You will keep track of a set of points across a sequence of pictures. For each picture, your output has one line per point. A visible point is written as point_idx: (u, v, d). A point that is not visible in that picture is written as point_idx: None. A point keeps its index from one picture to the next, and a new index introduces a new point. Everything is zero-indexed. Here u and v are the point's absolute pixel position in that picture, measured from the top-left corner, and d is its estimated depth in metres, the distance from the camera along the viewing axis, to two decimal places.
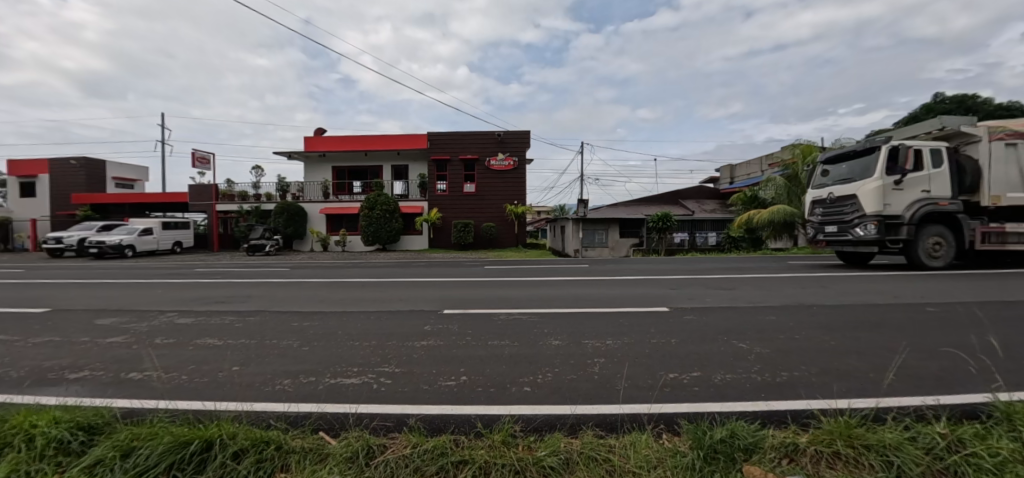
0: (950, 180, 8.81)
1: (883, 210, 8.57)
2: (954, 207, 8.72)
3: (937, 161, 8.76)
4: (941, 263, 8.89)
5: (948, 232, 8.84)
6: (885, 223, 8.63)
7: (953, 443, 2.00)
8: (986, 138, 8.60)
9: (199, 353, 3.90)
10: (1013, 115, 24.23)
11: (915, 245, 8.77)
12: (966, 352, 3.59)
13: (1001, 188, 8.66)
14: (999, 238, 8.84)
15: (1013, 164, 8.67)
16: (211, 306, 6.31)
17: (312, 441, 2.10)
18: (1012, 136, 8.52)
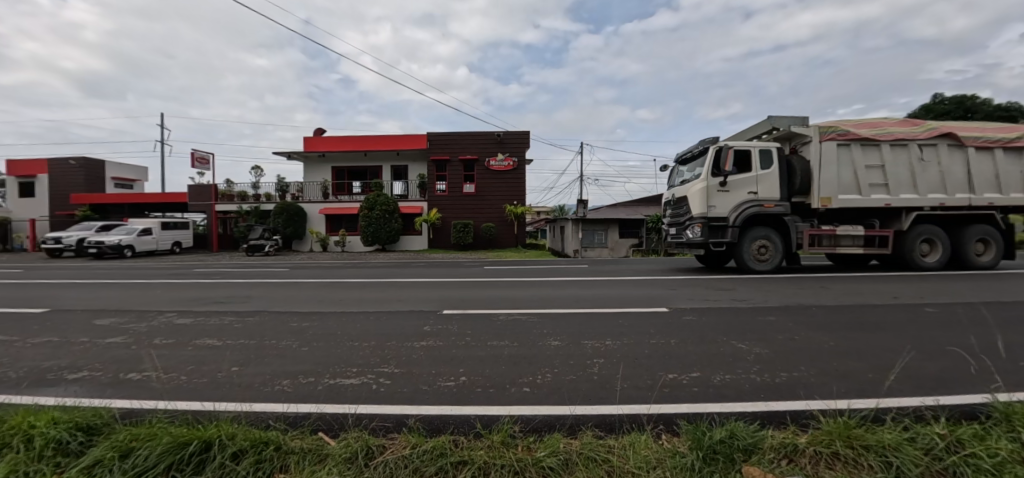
0: (780, 182, 9.02)
1: (706, 212, 8.86)
2: (780, 208, 8.93)
3: (767, 162, 8.97)
4: (766, 266, 9.04)
5: (774, 234, 9.01)
6: (710, 225, 8.90)
7: (952, 444, 2.00)
8: (817, 138, 8.75)
9: (199, 353, 3.89)
10: (1011, 116, 24.39)
11: (742, 247, 8.94)
12: (967, 352, 3.61)
13: (830, 191, 8.82)
14: (830, 241, 9.05)
15: (844, 165, 8.84)
16: (210, 306, 6.33)
17: (311, 442, 2.10)
18: (842, 137, 8.68)
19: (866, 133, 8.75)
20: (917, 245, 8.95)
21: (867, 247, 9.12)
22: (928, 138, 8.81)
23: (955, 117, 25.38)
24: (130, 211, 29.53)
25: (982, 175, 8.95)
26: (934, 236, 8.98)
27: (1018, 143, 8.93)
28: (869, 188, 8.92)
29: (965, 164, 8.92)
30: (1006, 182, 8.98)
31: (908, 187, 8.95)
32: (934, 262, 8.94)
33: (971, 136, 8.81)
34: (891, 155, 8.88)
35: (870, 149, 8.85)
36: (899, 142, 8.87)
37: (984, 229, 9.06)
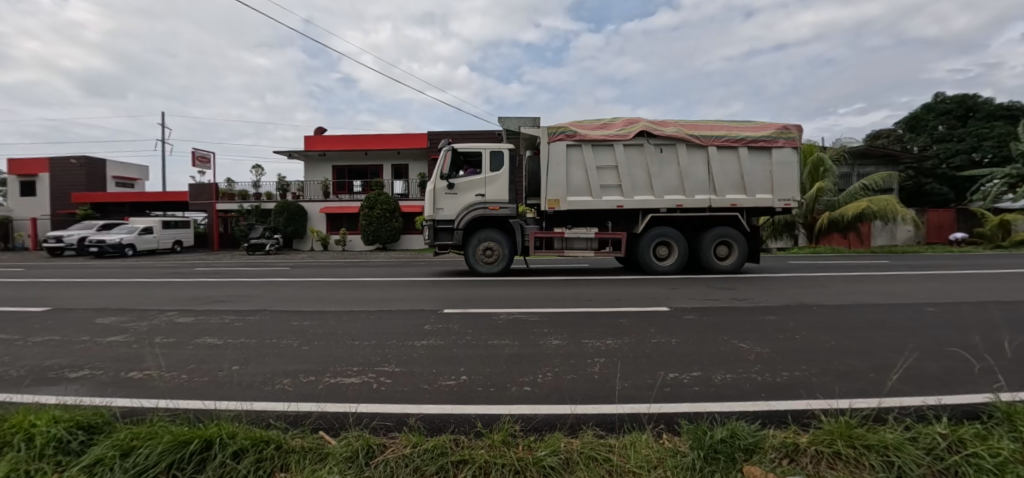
0: (510, 185, 9.43)
1: (434, 215, 9.39)
2: (506, 211, 9.33)
3: (497, 165, 9.40)
4: (492, 268, 9.38)
5: (500, 236, 9.36)
6: (437, 227, 9.42)
7: (953, 444, 2.00)
8: (547, 138, 9.09)
9: (199, 352, 3.89)
10: (1013, 115, 24.36)
11: (468, 249, 9.35)
12: (971, 352, 3.60)
13: (558, 193, 9.21)
14: (562, 243, 9.53)
15: (576, 166, 9.23)
16: (211, 305, 6.30)
17: (310, 442, 2.10)
18: (571, 138, 9.07)
19: (597, 134, 9.13)
20: (652, 247, 9.33)
21: (601, 249, 9.52)
22: (666, 138, 9.11)
23: (956, 116, 25.43)
24: (132, 210, 29.58)
25: (722, 175, 9.27)
26: (669, 238, 9.33)
27: (765, 143, 9.21)
28: (602, 189, 9.29)
29: (704, 164, 9.24)
30: (750, 183, 9.26)
31: (645, 189, 9.31)
32: (668, 264, 9.30)
33: (710, 136, 9.14)
34: (625, 156, 9.20)
35: (601, 150, 9.19)
36: (634, 142, 9.16)
37: (723, 232, 9.35)
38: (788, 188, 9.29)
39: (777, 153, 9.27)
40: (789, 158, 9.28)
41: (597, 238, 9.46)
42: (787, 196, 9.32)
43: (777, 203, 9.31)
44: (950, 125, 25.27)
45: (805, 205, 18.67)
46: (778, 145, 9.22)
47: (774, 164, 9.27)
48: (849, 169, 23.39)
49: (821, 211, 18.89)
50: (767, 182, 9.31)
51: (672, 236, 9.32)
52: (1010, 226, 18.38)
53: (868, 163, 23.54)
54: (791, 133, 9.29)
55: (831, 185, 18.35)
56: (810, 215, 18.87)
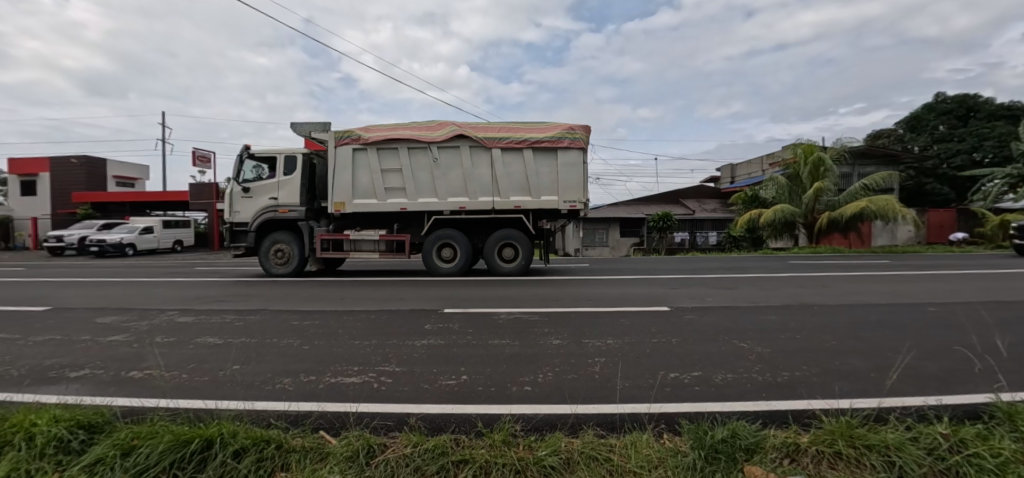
0: (301, 189, 9.70)
1: (230, 217, 9.80)
2: (294, 214, 9.59)
3: (289, 169, 9.69)
4: (283, 269, 9.64)
5: (289, 239, 9.67)
6: (234, 229, 9.83)
7: (954, 444, 1.99)
8: (335, 143, 9.43)
9: (200, 351, 3.90)
10: (1014, 115, 24.35)
11: (262, 250, 9.68)
12: (972, 352, 3.59)
13: (344, 196, 9.53)
14: (351, 245, 9.66)
15: (364, 169, 9.50)
16: (211, 305, 6.27)
17: (311, 441, 2.10)
18: (356, 141, 9.32)
19: (382, 137, 9.31)
20: (437, 249, 9.51)
21: (387, 251, 9.69)
22: (447, 141, 9.22)
23: (957, 116, 25.44)
24: (133, 210, 29.57)
25: (508, 178, 9.35)
26: (452, 239, 9.52)
27: (550, 144, 9.21)
28: (388, 192, 9.54)
29: (488, 166, 9.32)
30: (534, 185, 9.33)
31: (429, 192, 9.49)
32: (450, 266, 9.46)
33: (493, 138, 9.20)
34: (409, 159, 9.39)
35: (386, 153, 9.40)
36: (417, 145, 9.32)
37: (506, 233, 9.52)
38: (573, 190, 9.34)
39: (563, 154, 9.32)
40: (575, 159, 9.30)
41: (382, 239, 9.59)
42: (573, 197, 9.34)
43: (562, 204, 9.34)
44: (950, 125, 25.34)
45: (804, 204, 18.62)
46: (567, 145, 9.22)
47: (559, 166, 9.31)
48: (850, 169, 23.35)
49: (822, 211, 18.78)
50: (550, 184, 9.37)
51: (455, 237, 9.50)
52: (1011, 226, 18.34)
53: (869, 163, 23.55)
54: (579, 134, 9.31)
55: (830, 184, 18.28)
56: (810, 215, 18.78)
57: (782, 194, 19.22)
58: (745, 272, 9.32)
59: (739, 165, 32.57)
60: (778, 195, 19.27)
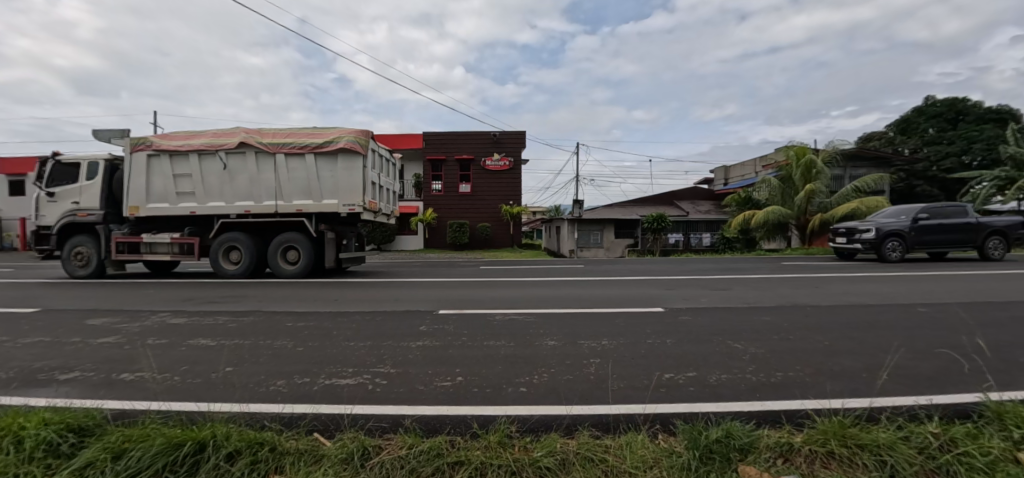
0: (104, 194, 9.62)
1: (34, 221, 9.67)
2: (92, 218, 9.51)
3: (91, 173, 9.57)
4: (84, 271, 9.58)
5: (89, 242, 9.63)
6: (37, 233, 9.71)
7: (945, 442, 2.02)
8: (130, 149, 9.44)
9: (192, 353, 3.85)
10: (1002, 118, 24.81)
11: (64, 253, 9.62)
12: (959, 352, 3.63)
13: (139, 200, 9.56)
14: (147, 249, 9.72)
15: (159, 175, 9.53)
16: (202, 307, 6.21)
17: (306, 443, 2.08)
18: (147, 148, 9.38)
19: (173, 143, 9.36)
20: (224, 251, 9.53)
21: (179, 253, 9.72)
22: (232, 147, 9.29)
23: (947, 118, 25.86)
24: None
25: (293, 182, 9.43)
26: (238, 243, 9.51)
27: (328, 149, 9.29)
28: (179, 196, 9.57)
29: (272, 171, 9.38)
30: (317, 189, 9.41)
31: (217, 196, 9.51)
32: (236, 269, 9.47)
33: (276, 143, 9.30)
34: (199, 165, 9.43)
35: (178, 159, 9.45)
36: (207, 152, 9.38)
37: (289, 236, 9.52)
38: (352, 193, 9.44)
39: (343, 158, 9.41)
40: (354, 163, 9.40)
41: (174, 242, 9.67)
42: (354, 201, 9.43)
43: (342, 208, 9.42)
44: (940, 128, 25.80)
45: (796, 206, 18.67)
46: (346, 150, 9.30)
47: (339, 169, 9.41)
48: (841, 171, 23.62)
49: (815, 213, 18.86)
50: (331, 187, 9.43)
51: (238, 239, 9.48)
52: None
53: (860, 165, 23.82)
54: (357, 138, 9.41)
55: (822, 186, 18.37)
56: (802, 217, 18.88)
57: (774, 196, 19.39)
58: (736, 273, 9.39)
59: (732, 166, 32.92)
60: (771, 197, 19.46)
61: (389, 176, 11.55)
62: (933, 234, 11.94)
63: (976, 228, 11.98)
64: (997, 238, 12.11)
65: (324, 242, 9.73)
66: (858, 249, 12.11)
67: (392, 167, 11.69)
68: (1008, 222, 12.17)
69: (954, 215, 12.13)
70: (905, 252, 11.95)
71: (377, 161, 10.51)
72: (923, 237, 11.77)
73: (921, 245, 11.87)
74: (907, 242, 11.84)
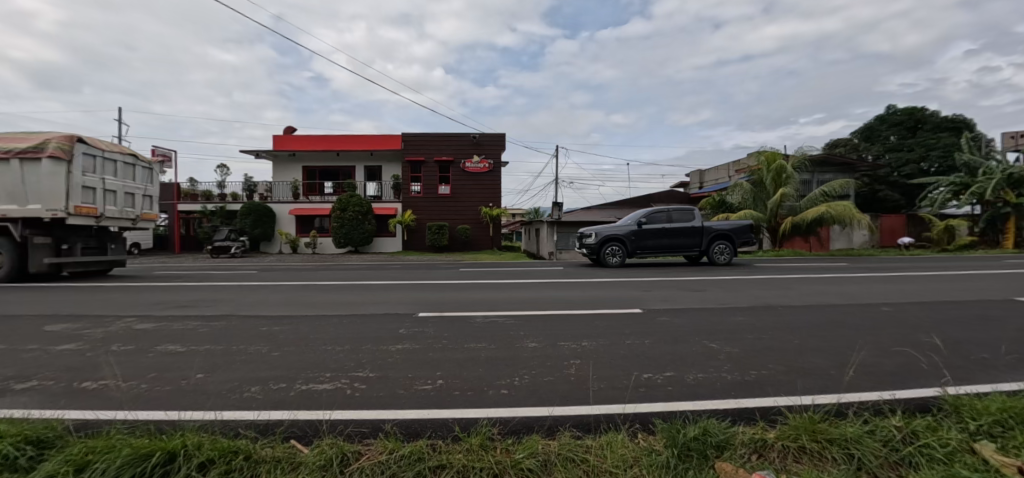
0: None
1: None
2: None
3: None
4: None
5: None
6: None
7: (907, 435, 2.12)
8: None
9: (161, 360, 3.70)
10: (956, 127, 26.31)
11: None
12: (917, 350, 3.82)
13: None
14: None
15: None
16: (170, 311, 5.97)
17: (282, 450, 2.02)
18: None
19: None
20: None
21: None
22: None
23: (907, 127, 27.25)
24: None
25: None
26: None
27: (30, 154, 8.76)
28: None
29: None
30: (20, 193, 8.88)
31: None
32: None
33: None
34: None
35: None
36: None
37: None
38: (55, 198, 8.93)
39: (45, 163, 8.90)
40: (58, 168, 8.90)
41: None
42: (57, 206, 8.95)
43: (43, 213, 8.92)
44: (901, 136, 27.21)
45: (769, 210, 19.29)
46: (49, 155, 8.79)
47: (41, 174, 8.87)
48: (810, 176, 24.59)
49: (785, 216, 19.57)
50: (32, 191, 8.87)
51: None
52: (953, 230, 20.35)
53: (828, 170, 24.82)
54: (61, 143, 8.90)
55: (792, 190, 19.00)
56: (773, 220, 19.47)
57: (747, 200, 19.97)
58: (709, 275, 9.64)
59: (707, 171, 33.88)
60: (744, 200, 20.01)
61: (134, 179, 11.00)
62: (654, 238, 12.18)
63: (698, 232, 12.20)
64: (723, 242, 12.23)
65: (29, 248, 9.14)
66: (587, 254, 12.37)
67: (139, 170, 11.16)
68: (736, 226, 12.35)
69: (678, 220, 12.34)
70: (628, 256, 12.21)
71: (106, 164, 10.01)
72: (643, 242, 12.00)
73: (641, 249, 12.10)
74: (627, 247, 12.07)
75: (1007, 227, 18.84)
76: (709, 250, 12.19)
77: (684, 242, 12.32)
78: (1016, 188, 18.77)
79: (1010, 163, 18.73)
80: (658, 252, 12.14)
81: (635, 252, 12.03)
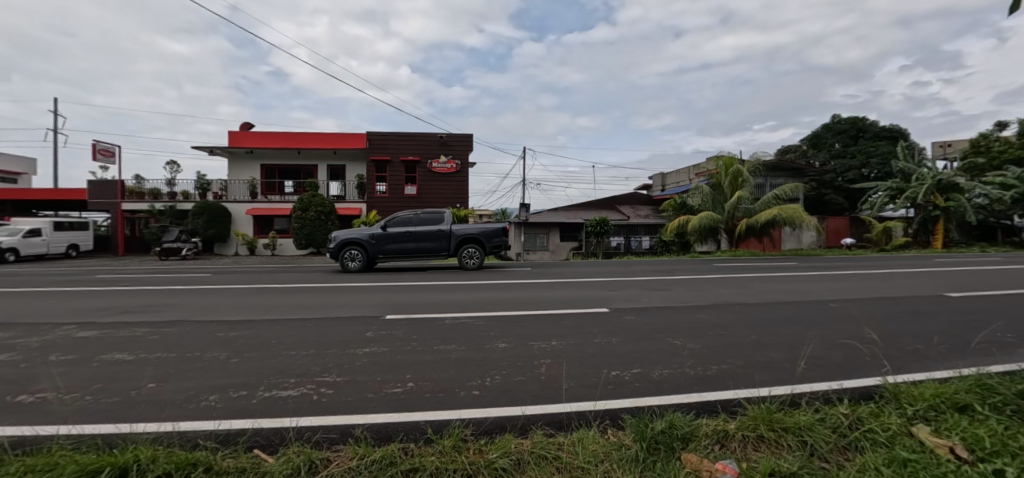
0: None
1: None
2: None
3: None
4: None
5: None
6: None
7: (854, 421, 2.28)
8: None
9: (106, 369, 3.44)
10: (892, 136, 28.50)
11: None
12: (859, 343, 4.10)
13: None
14: None
15: None
16: (111, 318, 5.55)
17: (246, 460, 1.93)
18: None
19: None
20: None
21: None
22: None
23: (849, 135, 29.24)
24: (14, 208, 26.39)
25: None
26: None
27: None
28: None
29: None
30: None
31: None
32: None
33: None
34: None
35: None
36: None
37: None
38: None
39: None
40: None
41: None
42: None
43: None
44: (844, 143, 29.17)
45: (726, 212, 20.22)
46: None
47: None
48: (763, 180, 25.98)
49: (741, 218, 20.56)
50: None
51: None
52: (891, 232, 22.14)
53: (779, 175, 26.32)
54: None
55: (747, 193, 20.00)
56: (730, 221, 20.39)
57: (706, 202, 20.79)
58: (670, 274, 10.02)
59: (669, 174, 35.10)
60: (703, 203, 20.81)
61: None
62: (397, 242, 11.72)
63: (446, 236, 11.75)
64: (473, 245, 11.80)
65: None
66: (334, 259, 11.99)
67: None
68: (487, 229, 11.95)
69: (426, 223, 11.83)
70: (372, 261, 11.75)
71: None
72: (381, 245, 11.52)
73: (383, 253, 11.63)
74: (367, 251, 11.60)
75: (937, 228, 20.60)
76: (455, 255, 11.72)
77: (433, 246, 11.84)
78: (945, 193, 20.52)
79: (939, 170, 20.48)
80: (400, 256, 11.67)
81: (375, 257, 11.56)
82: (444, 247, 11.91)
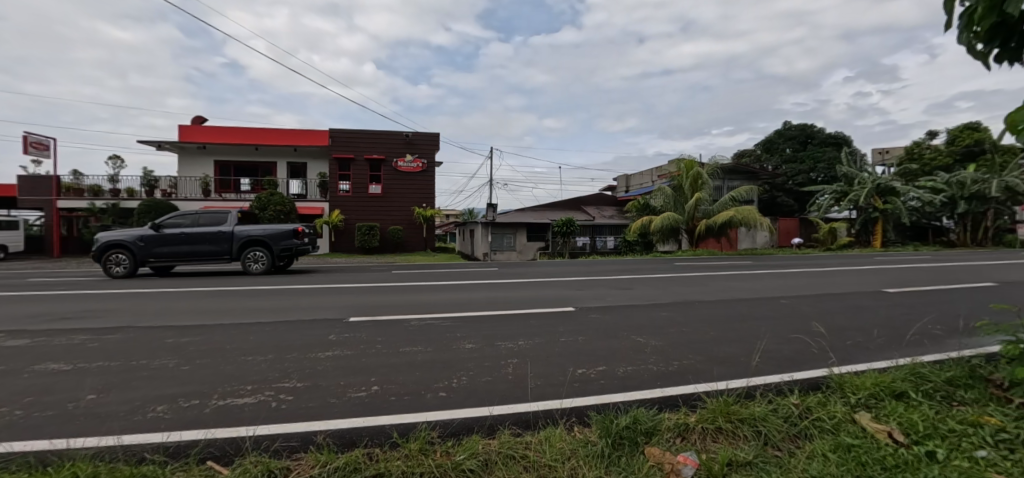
0: None
1: None
2: None
3: None
4: None
5: None
6: None
7: (803, 411, 2.43)
8: None
9: (37, 381, 3.15)
10: (837, 143, 30.51)
11: None
12: (807, 337, 4.38)
13: None
14: None
15: None
16: (43, 325, 5.10)
17: (198, 474, 1.83)
18: None
19: None
20: None
21: None
22: None
23: (799, 141, 31.07)
24: None
25: None
26: None
27: None
28: None
29: None
30: None
31: None
32: None
33: None
34: None
35: None
36: None
37: None
38: None
39: None
40: None
41: None
42: None
43: None
44: (795, 149, 31.01)
45: (686, 212, 21.04)
46: None
47: None
48: (721, 183, 27.25)
49: (700, 218, 21.44)
50: None
51: None
52: (836, 232, 23.68)
53: (736, 178, 27.66)
54: None
55: (706, 195, 20.89)
56: (690, 222, 21.22)
57: (668, 204, 21.54)
58: (633, 274, 10.30)
59: (632, 176, 36.10)
60: (665, 205, 21.55)
61: None
62: (170, 244, 10.74)
63: (226, 238, 10.91)
64: (258, 248, 10.95)
65: None
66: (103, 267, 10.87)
67: None
68: (275, 231, 11.18)
69: (203, 224, 10.98)
70: (143, 265, 10.67)
71: None
72: (150, 248, 10.54)
73: (154, 256, 10.62)
74: (135, 255, 10.55)
75: (876, 229, 22.27)
76: (237, 258, 10.87)
77: (213, 249, 10.95)
78: (882, 196, 22.23)
79: (878, 175, 22.18)
80: (173, 259, 10.68)
81: (142, 260, 10.49)
82: (227, 249, 11.05)
